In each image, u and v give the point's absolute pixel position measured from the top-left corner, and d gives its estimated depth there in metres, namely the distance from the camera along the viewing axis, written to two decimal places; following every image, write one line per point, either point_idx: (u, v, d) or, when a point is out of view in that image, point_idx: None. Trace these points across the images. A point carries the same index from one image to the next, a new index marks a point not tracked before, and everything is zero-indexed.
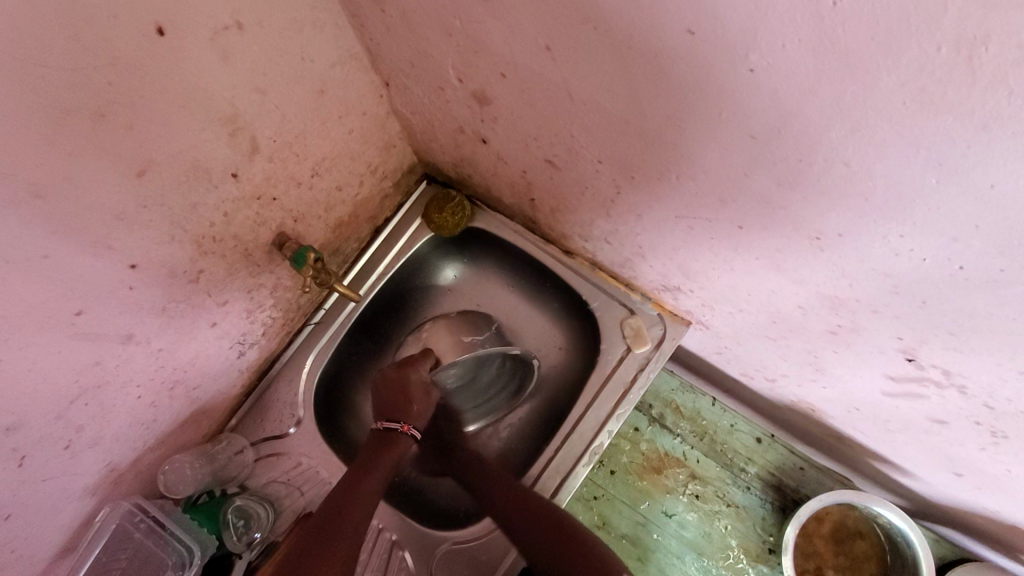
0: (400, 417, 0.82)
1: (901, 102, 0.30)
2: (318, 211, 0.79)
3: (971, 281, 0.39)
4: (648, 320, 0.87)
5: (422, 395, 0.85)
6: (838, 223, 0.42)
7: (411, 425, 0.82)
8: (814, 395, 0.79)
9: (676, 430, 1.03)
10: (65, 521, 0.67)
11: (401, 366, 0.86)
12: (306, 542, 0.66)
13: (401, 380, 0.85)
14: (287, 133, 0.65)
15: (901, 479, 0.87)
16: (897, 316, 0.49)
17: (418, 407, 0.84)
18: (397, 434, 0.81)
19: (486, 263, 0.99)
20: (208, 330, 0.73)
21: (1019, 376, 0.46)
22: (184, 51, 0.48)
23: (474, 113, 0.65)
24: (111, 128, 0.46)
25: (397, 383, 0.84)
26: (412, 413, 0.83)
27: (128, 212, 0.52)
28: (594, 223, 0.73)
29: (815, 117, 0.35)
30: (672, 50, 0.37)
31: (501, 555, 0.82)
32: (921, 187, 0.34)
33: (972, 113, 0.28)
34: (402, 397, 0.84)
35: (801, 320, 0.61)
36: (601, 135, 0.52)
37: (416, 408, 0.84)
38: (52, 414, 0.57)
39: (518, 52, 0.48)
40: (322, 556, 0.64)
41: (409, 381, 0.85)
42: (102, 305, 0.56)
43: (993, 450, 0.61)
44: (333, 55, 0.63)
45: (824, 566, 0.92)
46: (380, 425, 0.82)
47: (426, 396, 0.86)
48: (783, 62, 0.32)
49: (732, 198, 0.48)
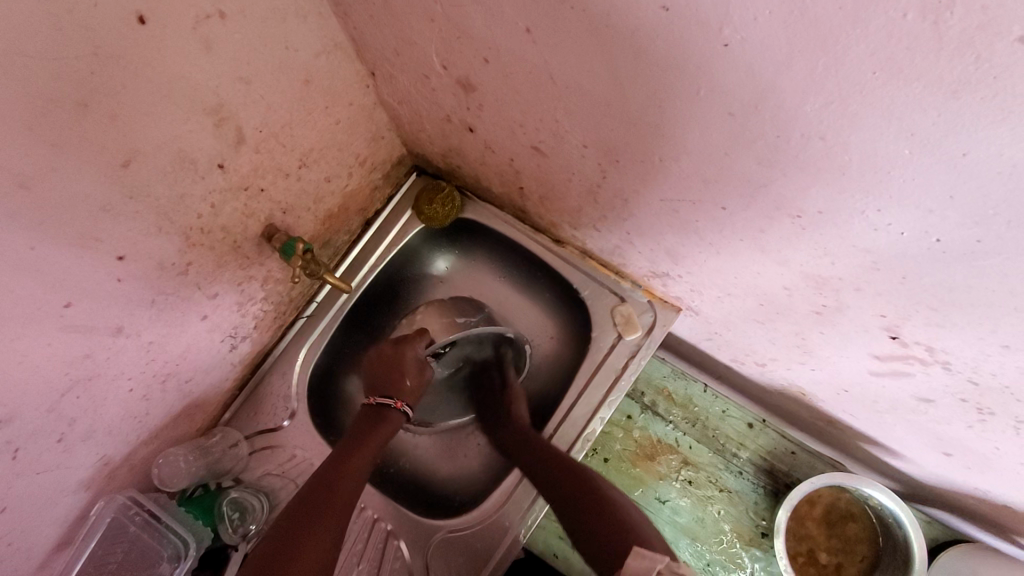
0: (393, 394, 0.83)
1: (872, 72, 0.30)
2: (307, 203, 0.79)
3: (948, 254, 0.40)
4: (638, 307, 0.88)
5: (417, 374, 0.85)
6: (818, 200, 0.43)
7: (403, 402, 0.83)
8: (804, 378, 0.80)
9: (668, 417, 1.03)
10: (60, 515, 0.67)
11: (397, 344, 0.87)
12: (295, 517, 0.66)
13: (397, 357, 0.85)
14: (273, 123, 0.65)
15: (891, 460, 0.88)
16: (879, 293, 0.49)
17: (411, 383, 0.84)
18: (389, 409, 0.82)
19: (477, 253, 0.99)
20: (199, 322, 0.73)
21: (1001, 351, 0.47)
22: (166, 40, 0.48)
23: (460, 101, 0.65)
24: (95, 117, 0.46)
25: (393, 359, 0.85)
26: (405, 389, 0.84)
27: (114, 203, 0.53)
28: (582, 210, 0.74)
29: (791, 92, 0.35)
30: (649, 28, 0.37)
31: (495, 543, 0.82)
32: (895, 159, 0.35)
33: (942, 81, 0.29)
34: (396, 371, 0.84)
35: (787, 301, 0.61)
36: (585, 119, 0.52)
37: (410, 383, 0.84)
38: (43, 407, 0.57)
39: (500, 35, 0.48)
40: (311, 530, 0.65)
41: (404, 357, 0.85)
42: (92, 297, 0.56)
43: (980, 427, 0.62)
44: (318, 44, 0.63)
45: (816, 548, 0.94)
46: (373, 400, 0.83)
47: (420, 374, 0.86)
48: (756, 36, 0.33)
49: (714, 178, 0.48)
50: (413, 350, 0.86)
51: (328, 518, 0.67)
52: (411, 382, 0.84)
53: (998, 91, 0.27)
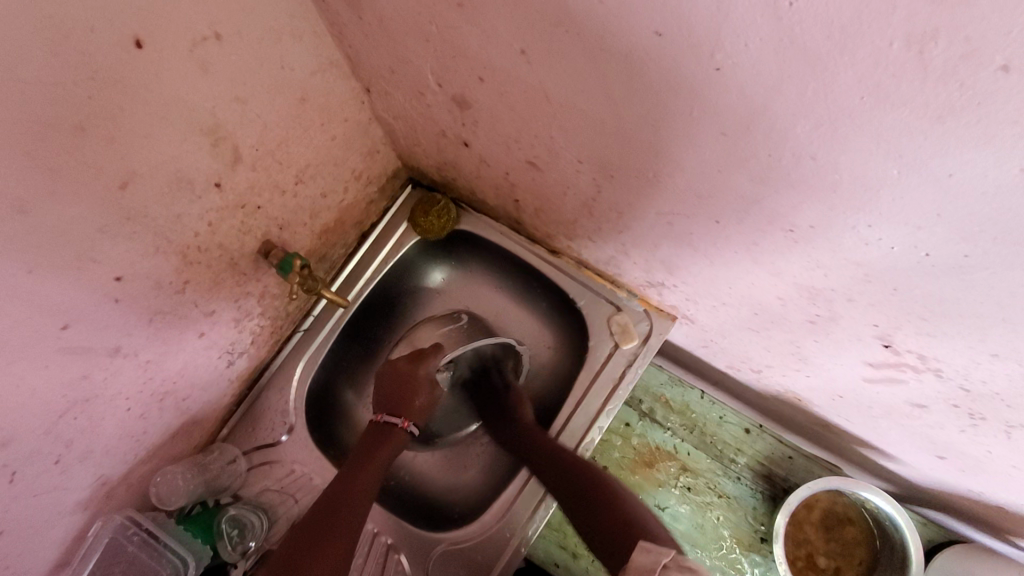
0: (400, 413, 0.83)
1: (860, 97, 0.31)
2: (304, 218, 0.79)
3: (938, 267, 0.40)
4: (634, 316, 0.88)
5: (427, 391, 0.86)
6: (810, 215, 0.43)
7: (410, 422, 0.83)
8: (799, 384, 0.81)
9: (666, 424, 1.04)
10: (58, 536, 0.67)
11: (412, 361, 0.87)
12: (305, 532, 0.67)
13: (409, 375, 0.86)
14: (269, 141, 0.65)
15: (886, 464, 0.89)
16: (871, 304, 0.50)
17: (422, 401, 0.85)
18: (396, 428, 0.81)
19: (473, 264, 0.99)
20: (197, 339, 0.73)
21: (992, 359, 0.47)
22: (162, 63, 0.48)
23: (455, 117, 0.66)
24: (92, 141, 0.46)
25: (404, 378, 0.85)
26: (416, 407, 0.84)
27: (112, 224, 0.53)
28: (577, 222, 0.74)
29: (781, 113, 0.36)
30: (642, 50, 0.38)
31: (495, 555, 0.82)
32: (884, 178, 0.36)
33: (927, 107, 0.29)
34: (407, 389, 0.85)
35: (781, 310, 0.62)
36: (579, 136, 0.53)
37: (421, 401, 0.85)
38: (41, 429, 0.57)
39: (494, 56, 0.49)
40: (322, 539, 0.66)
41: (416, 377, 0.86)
42: (89, 318, 0.56)
43: (972, 432, 0.63)
44: (313, 63, 0.63)
45: (815, 552, 0.94)
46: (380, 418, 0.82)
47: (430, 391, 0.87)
48: (747, 60, 0.33)
49: (708, 194, 0.49)
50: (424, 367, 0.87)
51: (338, 530, 0.67)
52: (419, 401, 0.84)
53: (984, 116, 0.28)
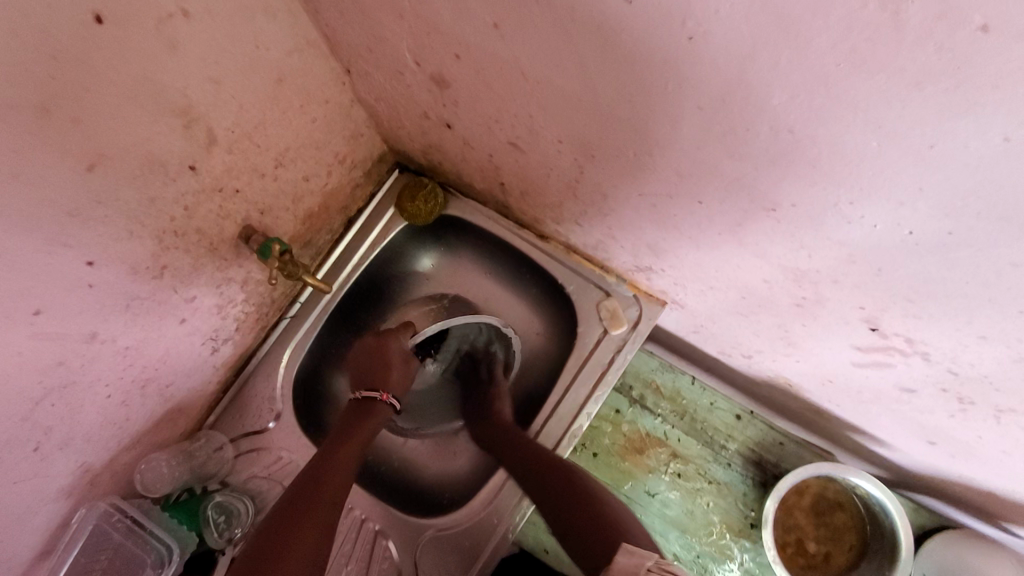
0: (378, 386, 0.82)
1: (835, 65, 0.30)
2: (286, 203, 0.78)
3: (922, 245, 0.39)
4: (624, 302, 0.87)
5: (402, 364, 0.85)
6: (792, 194, 0.42)
7: (388, 395, 0.82)
8: (788, 369, 0.80)
9: (657, 410, 1.03)
10: (40, 523, 0.67)
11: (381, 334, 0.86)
12: (286, 508, 0.65)
13: (381, 348, 0.85)
14: (246, 122, 0.63)
15: (878, 450, 0.88)
16: (857, 286, 0.49)
17: (397, 374, 0.84)
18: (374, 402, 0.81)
19: (462, 250, 0.97)
20: (178, 326, 0.72)
21: (978, 340, 0.47)
22: (128, 41, 0.47)
23: (435, 97, 0.64)
24: (57, 121, 0.45)
25: (378, 350, 0.85)
26: (392, 380, 0.83)
27: (81, 207, 0.51)
28: (563, 205, 0.73)
29: (757, 84, 0.34)
30: (615, 20, 0.36)
31: (484, 540, 0.82)
32: (863, 151, 0.34)
33: (905, 74, 0.28)
34: (381, 364, 0.84)
35: (767, 294, 0.61)
36: (558, 115, 0.52)
37: (395, 374, 0.84)
38: (17, 416, 0.56)
39: (467, 30, 0.47)
40: (303, 513, 0.64)
41: (389, 350, 0.85)
42: (61, 304, 0.55)
43: (962, 416, 0.62)
44: (290, 41, 0.62)
45: (804, 537, 0.94)
46: (357, 394, 0.82)
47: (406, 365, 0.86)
48: (722, 28, 0.32)
49: (690, 173, 0.48)
50: (397, 343, 0.85)
51: (319, 508, 0.66)
52: (395, 372, 0.84)
53: (962, 82, 0.27)
